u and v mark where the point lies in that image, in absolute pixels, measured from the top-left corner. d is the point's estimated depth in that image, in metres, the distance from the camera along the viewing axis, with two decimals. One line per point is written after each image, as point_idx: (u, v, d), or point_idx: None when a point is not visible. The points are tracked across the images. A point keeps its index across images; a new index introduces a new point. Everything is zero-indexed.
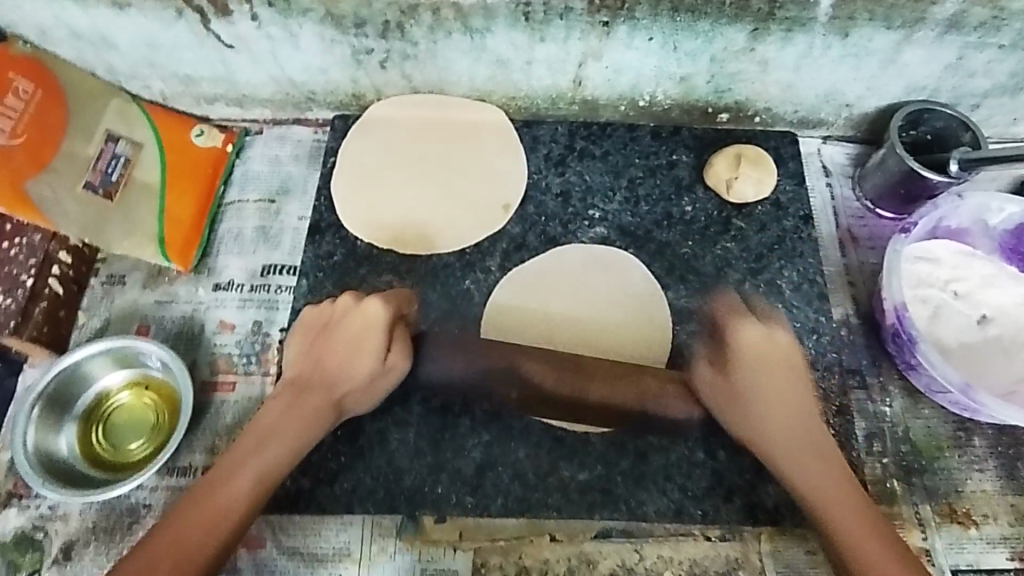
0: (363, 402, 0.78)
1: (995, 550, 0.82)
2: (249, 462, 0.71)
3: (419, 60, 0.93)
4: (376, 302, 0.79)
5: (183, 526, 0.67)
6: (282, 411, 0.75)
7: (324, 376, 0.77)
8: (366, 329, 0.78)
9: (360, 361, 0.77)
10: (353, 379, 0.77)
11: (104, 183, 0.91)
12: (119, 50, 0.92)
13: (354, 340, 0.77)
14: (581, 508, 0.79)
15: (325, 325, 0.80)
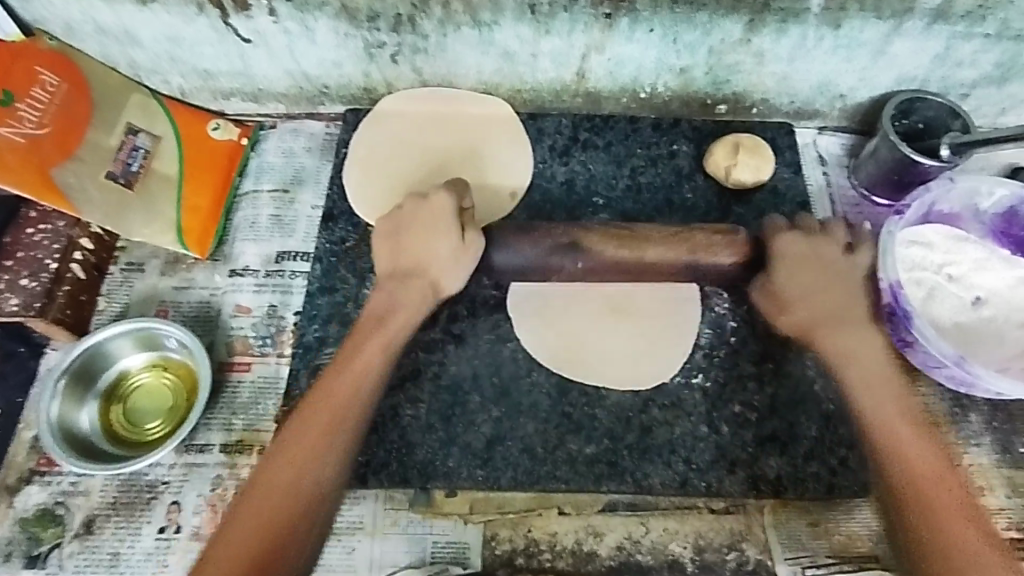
0: (454, 276, 0.81)
1: (993, 520, 0.84)
2: (298, 444, 0.70)
3: (429, 53, 0.96)
4: (445, 192, 0.81)
5: (251, 508, 0.67)
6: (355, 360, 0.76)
7: (382, 335, 0.78)
8: (439, 216, 0.80)
9: (436, 235, 0.80)
10: (431, 251, 0.80)
11: (125, 174, 0.94)
12: (141, 45, 0.96)
13: (428, 224, 0.80)
14: (588, 480, 0.81)
15: (397, 221, 0.82)
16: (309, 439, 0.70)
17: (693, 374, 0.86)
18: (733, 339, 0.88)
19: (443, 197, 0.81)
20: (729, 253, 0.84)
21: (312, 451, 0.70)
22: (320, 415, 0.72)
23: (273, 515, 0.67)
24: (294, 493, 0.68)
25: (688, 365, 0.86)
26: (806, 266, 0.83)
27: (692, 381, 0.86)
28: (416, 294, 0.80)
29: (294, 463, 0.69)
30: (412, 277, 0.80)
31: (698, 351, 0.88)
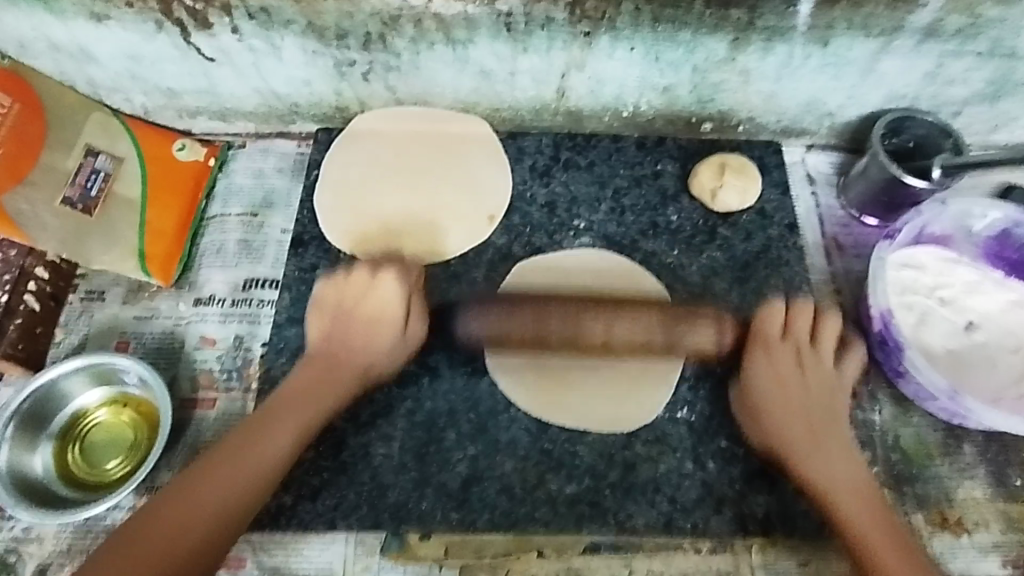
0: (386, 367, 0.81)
1: (987, 557, 0.81)
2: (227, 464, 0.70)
3: (402, 71, 0.93)
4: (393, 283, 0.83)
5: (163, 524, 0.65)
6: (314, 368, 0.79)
7: (339, 366, 0.80)
8: (386, 308, 0.82)
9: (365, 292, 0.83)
10: (378, 322, 0.81)
11: (82, 198, 0.90)
12: (99, 62, 0.92)
13: (374, 317, 0.81)
14: (570, 522, 0.77)
15: (350, 301, 0.83)
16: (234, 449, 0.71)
17: (677, 408, 0.83)
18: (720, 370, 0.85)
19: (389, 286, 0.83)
20: (702, 342, 0.82)
21: (250, 451, 0.71)
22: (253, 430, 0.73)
23: (201, 507, 0.67)
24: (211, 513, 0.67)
25: (673, 398, 0.83)
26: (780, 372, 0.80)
27: (677, 415, 0.83)
28: (343, 376, 0.79)
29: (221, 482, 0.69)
30: (349, 357, 0.80)
31: (684, 383, 0.84)
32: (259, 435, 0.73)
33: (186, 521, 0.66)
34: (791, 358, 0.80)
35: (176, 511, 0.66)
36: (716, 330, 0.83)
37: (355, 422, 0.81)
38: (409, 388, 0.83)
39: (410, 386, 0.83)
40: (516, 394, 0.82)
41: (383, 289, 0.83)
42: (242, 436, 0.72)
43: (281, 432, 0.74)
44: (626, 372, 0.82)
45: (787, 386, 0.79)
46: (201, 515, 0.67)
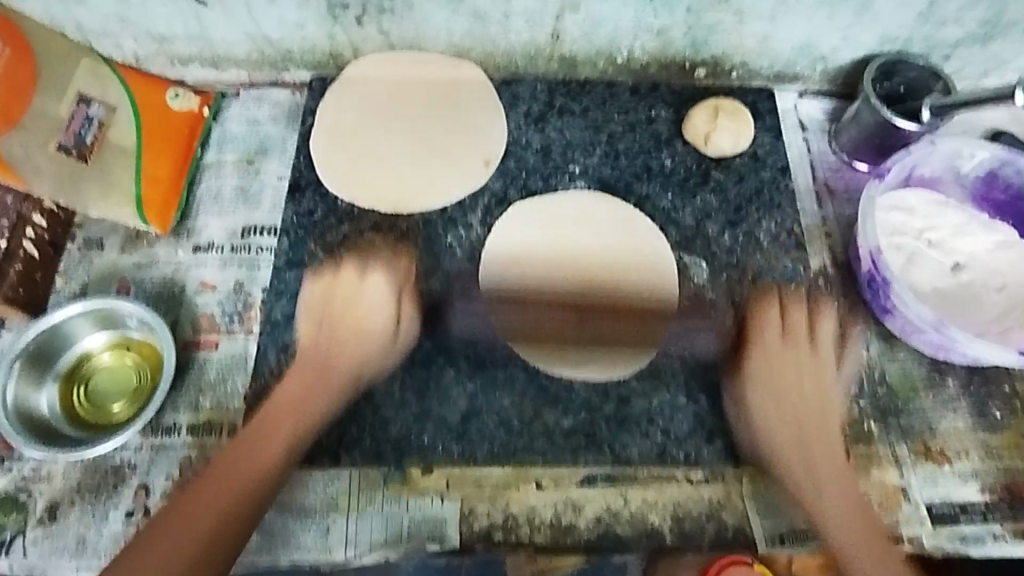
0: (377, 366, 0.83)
1: (967, 483, 0.85)
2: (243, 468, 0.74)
3: (396, 14, 0.92)
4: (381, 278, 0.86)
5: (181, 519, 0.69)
6: (299, 387, 0.80)
7: (321, 369, 0.81)
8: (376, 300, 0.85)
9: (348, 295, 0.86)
10: (368, 319, 0.84)
11: (77, 144, 0.90)
12: (88, 6, 0.90)
13: (357, 302, 0.85)
14: (566, 453, 0.81)
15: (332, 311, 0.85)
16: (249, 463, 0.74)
17: (670, 344, 0.85)
18: (712, 309, 0.87)
19: (375, 285, 0.86)
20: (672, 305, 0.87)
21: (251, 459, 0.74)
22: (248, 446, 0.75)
23: (207, 516, 0.70)
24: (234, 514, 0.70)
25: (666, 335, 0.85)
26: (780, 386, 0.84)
27: (670, 350, 0.85)
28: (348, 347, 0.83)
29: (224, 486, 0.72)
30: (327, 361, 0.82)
31: (677, 321, 0.86)
32: (257, 449, 0.75)
33: (195, 531, 0.68)
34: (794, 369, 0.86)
35: (197, 517, 0.69)
36: (705, 325, 0.86)
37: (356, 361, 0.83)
38: (408, 328, 0.85)
39: (410, 326, 0.85)
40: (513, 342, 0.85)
41: (369, 288, 0.85)
42: (244, 454, 0.74)
43: (277, 445, 0.76)
44: (620, 314, 0.86)
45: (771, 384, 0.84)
46: (210, 514, 0.70)
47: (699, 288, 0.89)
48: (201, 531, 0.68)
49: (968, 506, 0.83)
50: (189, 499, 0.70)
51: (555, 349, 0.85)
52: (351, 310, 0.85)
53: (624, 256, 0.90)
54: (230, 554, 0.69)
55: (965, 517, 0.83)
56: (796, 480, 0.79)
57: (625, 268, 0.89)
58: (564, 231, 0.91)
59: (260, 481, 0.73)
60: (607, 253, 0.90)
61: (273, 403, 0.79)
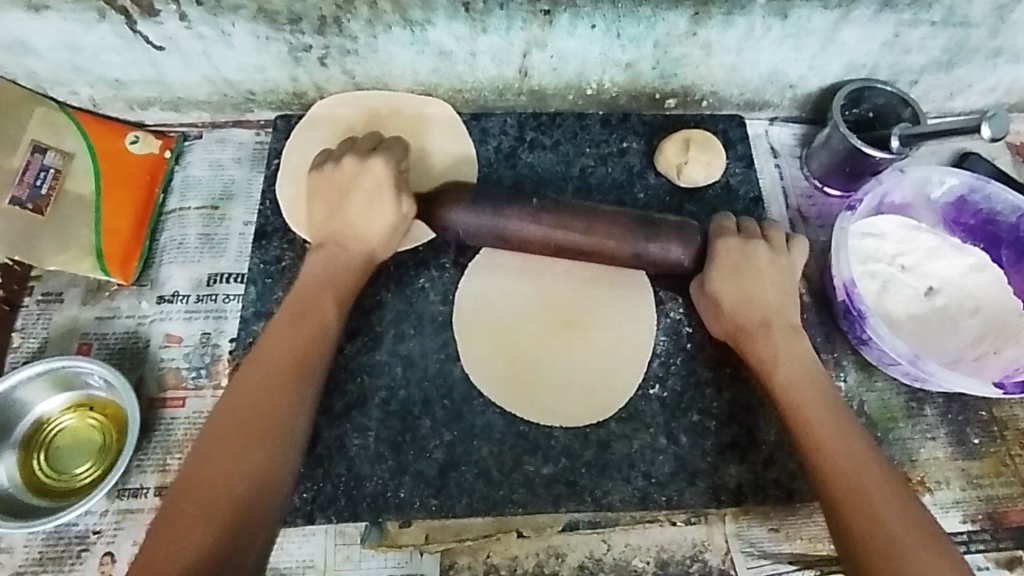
0: (389, 247, 0.83)
1: (948, 514, 0.85)
2: (217, 463, 0.65)
3: (360, 55, 0.90)
4: (380, 162, 0.83)
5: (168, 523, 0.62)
6: (249, 386, 0.70)
7: (273, 371, 0.71)
8: (373, 193, 0.82)
9: (356, 187, 0.82)
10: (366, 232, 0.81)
11: (32, 197, 0.88)
12: (39, 55, 0.88)
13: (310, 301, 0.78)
14: (547, 502, 0.78)
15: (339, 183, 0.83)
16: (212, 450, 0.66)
17: (649, 385, 0.84)
18: (690, 345, 0.86)
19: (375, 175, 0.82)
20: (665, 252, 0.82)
21: (220, 460, 0.65)
22: (213, 439, 0.67)
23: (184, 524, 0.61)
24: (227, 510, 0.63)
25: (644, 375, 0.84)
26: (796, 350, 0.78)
27: (649, 392, 0.84)
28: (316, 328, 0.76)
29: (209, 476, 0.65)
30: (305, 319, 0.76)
31: (655, 359, 0.85)
32: (204, 477, 0.64)
33: (187, 537, 0.61)
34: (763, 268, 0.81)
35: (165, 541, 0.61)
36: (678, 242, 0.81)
37: (328, 415, 0.81)
38: (382, 378, 0.83)
39: (383, 376, 0.83)
40: (488, 387, 0.82)
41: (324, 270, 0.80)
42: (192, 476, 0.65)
43: (243, 440, 0.67)
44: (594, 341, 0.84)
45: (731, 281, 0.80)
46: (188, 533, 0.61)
47: (676, 324, 0.87)
48: (193, 545, 0.60)
49: (951, 537, 0.83)
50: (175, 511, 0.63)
51: (532, 391, 0.82)
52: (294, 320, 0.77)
53: (598, 279, 0.88)
54: (258, 541, 0.64)
55: None
56: (823, 456, 0.70)
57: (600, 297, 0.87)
58: (537, 259, 0.88)
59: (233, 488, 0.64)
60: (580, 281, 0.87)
61: (238, 394, 0.70)
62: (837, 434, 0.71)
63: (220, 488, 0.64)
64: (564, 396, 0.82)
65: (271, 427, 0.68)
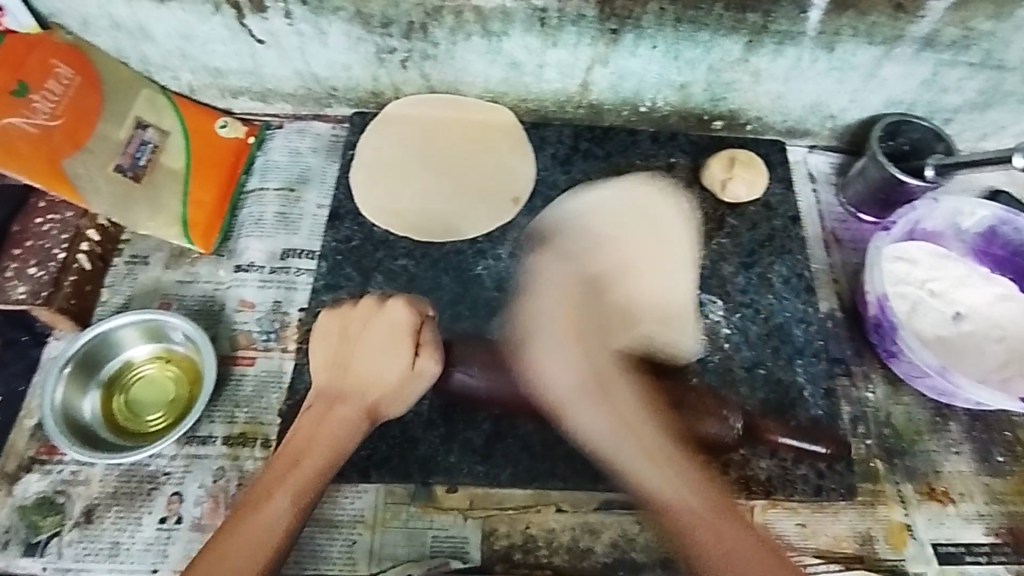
0: (395, 405, 0.79)
1: (971, 526, 0.88)
2: (289, 481, 0.72)
3: (438, 60, 0.99)
4: (400, 308, 0.79)
5: (234, 540, 0.67)
6: (315, 425, 0.76)
7: (336, 422, 0.76)
8: (390, 334, 0.78)
9: (372, 359, 0.78)
10: (377, 383, 0.78)
11: (133, 166, 0.95)
12: (154, 41, 0.98)
13: (369, 356, 0.78)
14: (586, 479, 0.83)
15: (353, 330, 0.80)
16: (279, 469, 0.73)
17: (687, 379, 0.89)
18: (727, 344, 0.93)
19: (395, 367, 0.77)
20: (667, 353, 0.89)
21: (288, 477, 0.72)
22: (285, 462, 0.73)
23: (247, 539, 0.68)
24: (282, 532, 0.69)
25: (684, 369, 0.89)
26: None
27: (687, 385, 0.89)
28: (380, 351, 0.78)
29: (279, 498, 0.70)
30: (351, 399, 0.78)
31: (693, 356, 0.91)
32: (265, 506, 0.70)
33: (253, 556, 0.67)
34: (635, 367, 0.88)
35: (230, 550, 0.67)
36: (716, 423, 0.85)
37: None
38: None
39: None
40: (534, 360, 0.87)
41: (387, 319, 0.79)
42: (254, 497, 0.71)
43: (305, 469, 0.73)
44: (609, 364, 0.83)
45: None
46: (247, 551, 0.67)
47: (714, 325, 0.95)
48: (257, 560, 0.67)
49: (973, 549, 0.86)
50: (241, 527, 0.68)
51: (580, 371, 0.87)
52: (359, 364, 0.78)
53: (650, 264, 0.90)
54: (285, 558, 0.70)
55: (969, 558, 0.86)
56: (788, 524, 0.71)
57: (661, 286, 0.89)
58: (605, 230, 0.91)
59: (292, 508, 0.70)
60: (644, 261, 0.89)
61: (311, 415, 0.77)
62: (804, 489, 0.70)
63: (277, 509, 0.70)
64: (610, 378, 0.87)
65: (327, 465, 0.74)
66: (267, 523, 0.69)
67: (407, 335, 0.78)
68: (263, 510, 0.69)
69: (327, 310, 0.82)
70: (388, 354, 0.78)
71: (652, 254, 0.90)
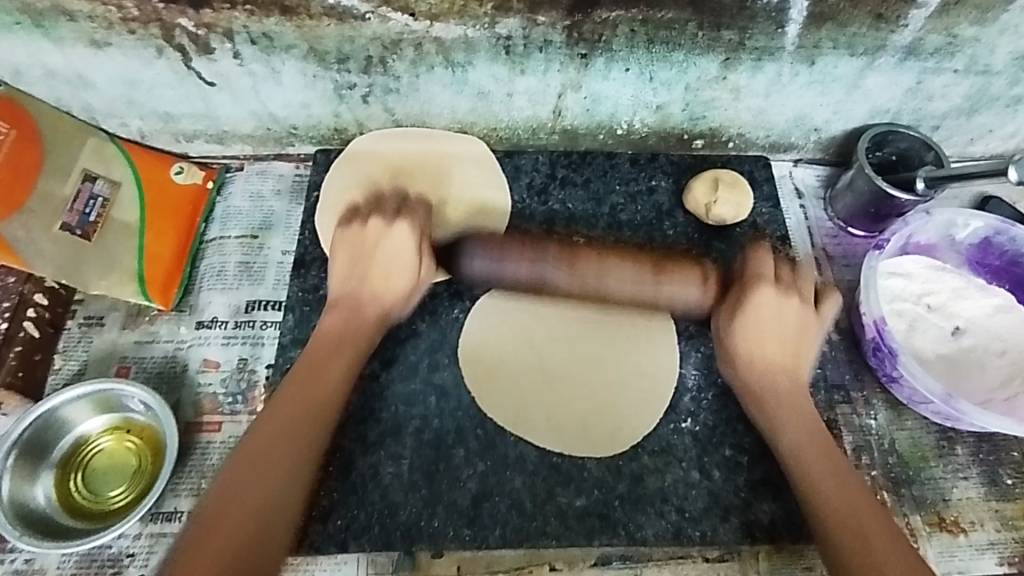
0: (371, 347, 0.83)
1: (984, 555, 0.84)
2: (270, 451, 0.71)
3: (401, 93, 0.94)
4: (405, 275, 0.84)
5: (218, 509, 0.66)
6: (300, 390, 0.76)
7: (343, 347, 0.80)
8: (400, 253, 0.84)
9: (402, 242, 0.84)
10: (391, 282, 0.84)
11: (81, 224, 0.91)
12: (97, 88, 0.92)
13: (390, 264, 0.84)
14: (581, 535, 0.77)
15: (362, 246, 0.85)
16: (275, 437, 0.71)
17: (681, 418, 0.84)
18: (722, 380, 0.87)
19: (405, 232, 0.85)
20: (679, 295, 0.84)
21: (274, 448, 0.71)
22: (272, 429, 0.72)
23: (223, 518, 0.65)
24: (260, 504, 0.67)
25: (677, 409, 0.85)
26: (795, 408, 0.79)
27: (681, 425, 0.84)
28: (359, 326, 0.82)
29: (250, 470, 0.68)
30: (347, 338, 0.81)
31: (687, 394, 0.86)
32: (239, 488, 0.67)
33: (220, 542, 0.64)
34: (777, 331, 0.82)
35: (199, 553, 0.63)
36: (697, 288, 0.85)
37: (363, 442, 0.81)
38: (417, 407, 0.83)
39: (418, 405, 0.84)
40: (520, 420, 0.83)
41: (394, 239, 0.84)
42: (244, 471, 0.69)
43: (300, 450, 0.72)
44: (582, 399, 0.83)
45: (778, 405, 0.80)
46: (229, 538, 0.64)
47: (706, 359, 0.88)
48: (220, 547, 0.63)
49: None
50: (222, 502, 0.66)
51: (573, 427, 0.82)
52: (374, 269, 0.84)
53: (619, 317, 0.89)
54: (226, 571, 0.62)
55: None
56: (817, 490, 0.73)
57: (619, 328, 0.88)
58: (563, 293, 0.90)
59: (282, 493, 0.69)
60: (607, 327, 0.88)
61: (297, 387, 0.76)
62: (829, 465, 0.74)
63: (263, 486, 0.68)
64: (603, 432, 0.82)
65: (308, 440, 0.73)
66: (247, 502, 0.67)
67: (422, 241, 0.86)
68: (234, 494, 0.67)
69: (341, 234, 0.87)
70: (355, 332, 0.82)
71: (608, 309, 0.89)
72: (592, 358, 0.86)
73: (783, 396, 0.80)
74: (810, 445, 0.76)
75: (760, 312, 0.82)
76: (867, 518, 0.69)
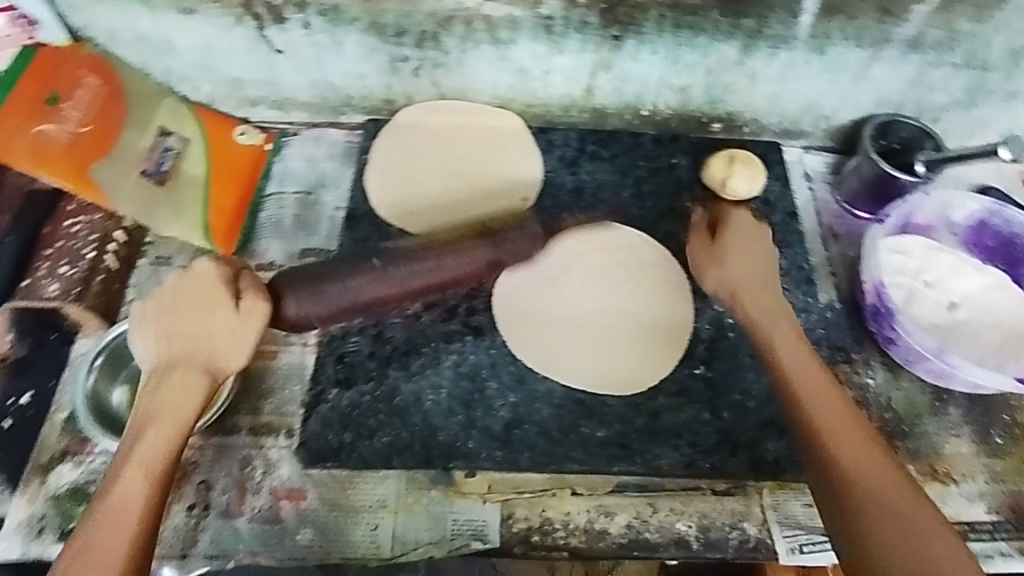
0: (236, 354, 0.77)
1: (972, 503, 0.91)
2: (142, 450, 0.69)
3: (449, 67, 1.04)
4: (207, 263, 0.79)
5: (100, 523, 0.65)
6: (164, 390, 0.73)
7: (191, 344, 0.76)
8: (206, 291, 0.77)
9: (218, 309, 0.77)
10: (210, 335, 0.76)
11: (157, 171, 0.99)
12: (177, 52, 1.02)
13: (200, 302, 0.77)
14: (602, 461, 0.86)
15: (189, 300, 0.77)
16: (150, 440, 0.70)
17: (695, 364, 0.92)
18: (733, 332, 0.95)
19: (205, 267, 0.78)
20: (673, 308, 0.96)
21: (149, 451, 0.69)
22: (150, 427, 0.71)
23: (111, 526, 0.65)
24: (141, 504, 0.67)
25: (692, 356, 0.93)
26: (749, 266, 0.91)
27: (695, 371, 0.92)
28: (197, 314, 0.77)
29: (133, 479, 0.67)
30: (200, 351, 0.76)
31: (700, 344, 0.94)
32: (119, 498, 0.66)
33: (109, 544, 0.64)
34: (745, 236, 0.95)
35: (90, 559, 0.63)
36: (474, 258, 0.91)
37: (406, 372, 0.89)
38: (455, 344, 0.92)
39: (456, 342, 0.92)
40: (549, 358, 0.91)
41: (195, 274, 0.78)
42: (123, 482, 0.67)
43: (172, 447, 0.71)
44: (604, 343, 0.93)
45: (732, 258, 0.93)
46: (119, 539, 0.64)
47: (719, 315, 0.96)
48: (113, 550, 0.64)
49: (976, 524, 0.90)
50: (103, 508, 0.66)
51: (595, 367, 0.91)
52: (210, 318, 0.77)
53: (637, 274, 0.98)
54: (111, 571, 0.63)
55: (971, 533, 0.89)
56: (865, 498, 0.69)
57: (637, 283, 0.97)
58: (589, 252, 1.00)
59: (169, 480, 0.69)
60: (626, 281, 0.97)
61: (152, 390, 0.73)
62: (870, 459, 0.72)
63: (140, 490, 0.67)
64: (622, 372, 0.91)
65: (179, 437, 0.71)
66: (124, 508, 0.66)
67: (233, 287, 0.78)
68: (116, 501, 0.66)
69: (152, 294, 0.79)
70: (201, 330, 0.76)
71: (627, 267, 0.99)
72: (615, 309, 0.95)
73: (760, 291, 0.89)
74: (848, 442, 0.73)
75: (735, 233, 0.96)
76: (925, 534, 0.66)
